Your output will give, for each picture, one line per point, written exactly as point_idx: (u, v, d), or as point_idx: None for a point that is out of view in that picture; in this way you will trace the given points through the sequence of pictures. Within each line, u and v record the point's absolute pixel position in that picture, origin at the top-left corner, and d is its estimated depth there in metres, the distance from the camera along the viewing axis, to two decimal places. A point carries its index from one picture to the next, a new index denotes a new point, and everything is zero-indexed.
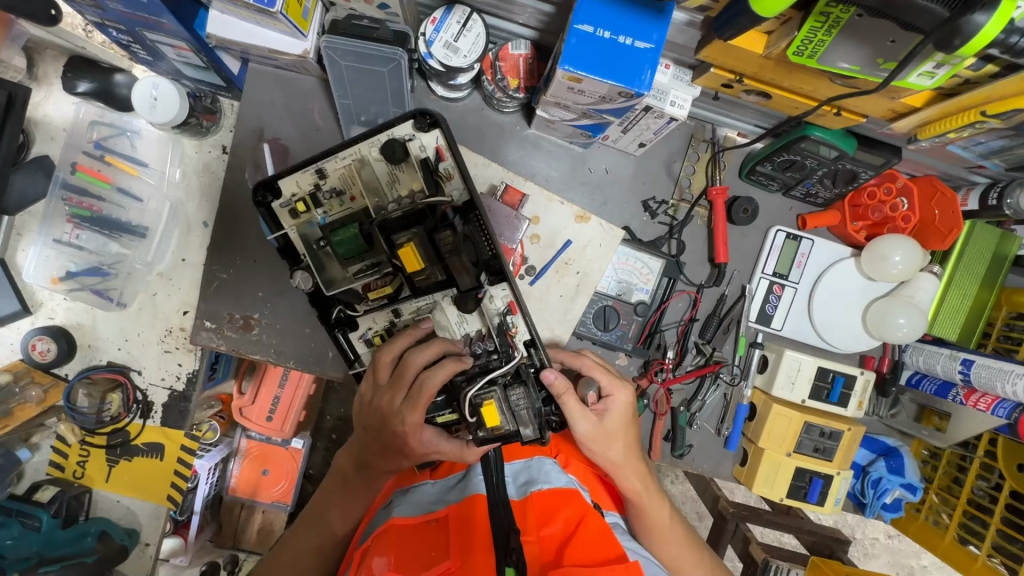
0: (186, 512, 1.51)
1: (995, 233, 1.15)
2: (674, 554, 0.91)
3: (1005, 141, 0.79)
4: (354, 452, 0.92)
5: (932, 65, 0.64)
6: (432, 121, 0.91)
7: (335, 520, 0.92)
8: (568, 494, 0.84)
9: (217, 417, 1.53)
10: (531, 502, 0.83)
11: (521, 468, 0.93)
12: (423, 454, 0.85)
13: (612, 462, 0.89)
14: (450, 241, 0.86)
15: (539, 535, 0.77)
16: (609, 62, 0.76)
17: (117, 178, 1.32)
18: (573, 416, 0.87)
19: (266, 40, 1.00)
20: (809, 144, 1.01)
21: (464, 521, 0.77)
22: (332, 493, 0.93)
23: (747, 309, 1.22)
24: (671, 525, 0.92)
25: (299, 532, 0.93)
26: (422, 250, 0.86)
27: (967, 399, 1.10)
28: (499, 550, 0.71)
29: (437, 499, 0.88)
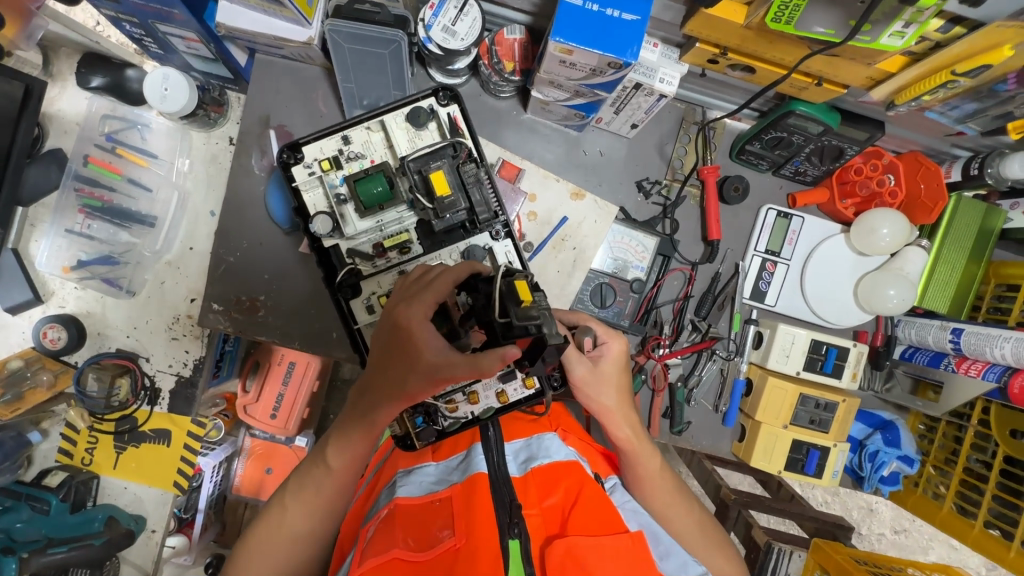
0: (191, 510, 1.60)
1: (980, 208, 1.16)
2: (664, 501, 0.92)
3: (980, 102, 0.83)
4: (363, 391, 0.86)
5: (901, 24, 0.69)
6: (452, 95, 0.92)
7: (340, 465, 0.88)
8: (565, 468, 0.87)
9: (220, 414, 1.60)
10: (531, 477, 0.85)
11: (521, 447, 0.94)
12: (430, 365, 0.76)
13: (605, 407, 0.91)
14: (474, 173, 0.89)
15: (540, 507, 0.80)
16: (597, 33, 0.80)
17: (127, 170, 1.37)
18: (570, 360, 0.89)
19: (273, 29, 1.05)
20: (795, 120, 1.05)
21: (467, 499, 0.79)
22: (336, 437, 0.89)
23: (741, 286, 1.25)
24: (661, 475, 0.94)
25: (300, 479, 0.90)
26: (450, 177, 0.87)
27: (959, 366, 1.12)
28: (501, 525, 0.75)
29: (438, 479, 0.88)
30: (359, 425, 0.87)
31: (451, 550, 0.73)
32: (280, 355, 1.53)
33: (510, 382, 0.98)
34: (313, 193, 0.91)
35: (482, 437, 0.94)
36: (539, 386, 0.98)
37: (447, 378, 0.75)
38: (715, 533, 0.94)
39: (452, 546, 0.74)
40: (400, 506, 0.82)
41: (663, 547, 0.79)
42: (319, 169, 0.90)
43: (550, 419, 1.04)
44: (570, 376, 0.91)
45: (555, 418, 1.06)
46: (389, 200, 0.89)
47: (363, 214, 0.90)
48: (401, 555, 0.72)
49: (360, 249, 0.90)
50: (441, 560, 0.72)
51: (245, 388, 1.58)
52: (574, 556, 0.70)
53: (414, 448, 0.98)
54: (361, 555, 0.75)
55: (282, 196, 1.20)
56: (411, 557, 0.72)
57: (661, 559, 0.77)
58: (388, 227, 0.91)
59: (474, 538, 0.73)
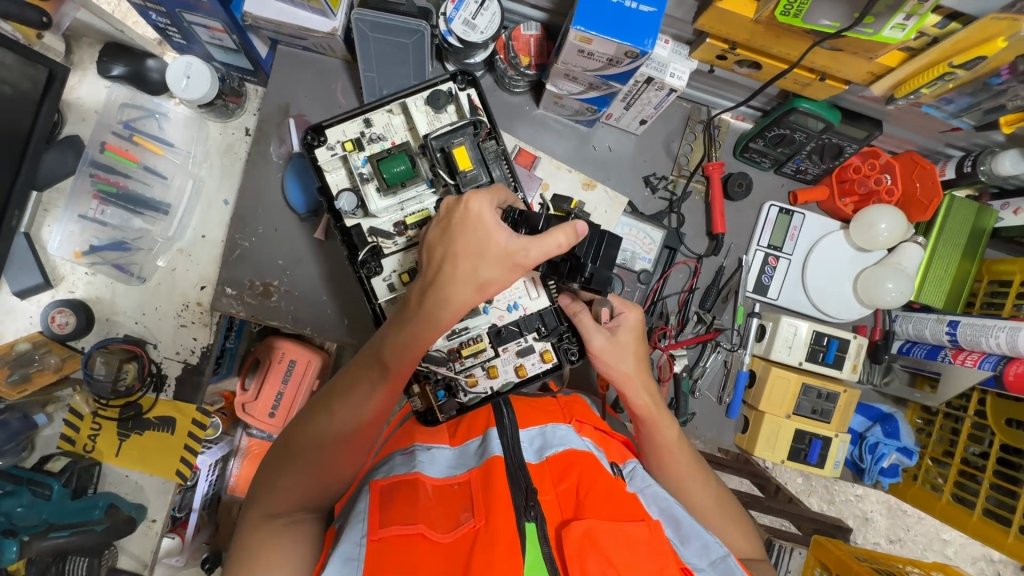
0: (185, 510, 1.57)
1: (973, 208, 1.21)
2: (682, 473, 0.95)
3: (974, 96, 0.88)
4: (420, 296, 0.79)
5: (902, 16, 0.74)
6: (471, 79, 0.94)
7: (375, 378, 0.81)
8: (581, 455, 0.87)
9: (218, 413, 1.58)
10: (548, 463, 0.87)
11: (534, 436, 0.93)
12: (503, 250, 0.76)
13: (625, 374, 0.97)
14: (494, 149, 0.92)
15: (555, 492, 0.82)
16: (616, 23, 0.85)
17: (143, 158, 1.39)
18: (587, 331, 0.97)
19: (298, 19, 1.09)
20: (798, 117, 1.10)
21: (485, 482, 0.80)
22: (371, 348, 0.82)
23: (744, 280, 1.28)
24: (679, 446, 0.97)
25: (334, 392, 0.84)
26: (472, 153, 0.90)
27: (955, 358, 1.16)
28: (518, 507, 0.76)
29: (454, 463, 0.89)
30: (400, 335, 0.79)
31: (471, 532, 0.75)
32: (280, 354, 1.55)
33: (528, 356, 1.00)
34: (338, 175, 0.95)
35: (496, 421, 0.94)
36: (557, 360, 1.00)
37: (524, 263, 0.77)
38: (730, 508, 0.97)
39: (473, 528, 0.76)
40: (421, 481, 0.83)
41: (683, 531, 0.82)
42: (343, 150, 0.93)
43: (564, 409, 1.01)
44: (589, 346, 0.97)
45: (569, 407, 1.03)
46: (411, 178, 0.91)
47: (385, 194, 0.92)
48: (425, 533, 0.75)
49: (383, 227, 0.93)
50: (461, 542, 0.74)
51: (244, 387, 1.59)
52: (594, 538, 0.71)
53: (437, 422, 0.98)
54: (381, 519, 0.77)
55: (299, 183, 1.22)
56: (436, 537, 0.75)
57: (682, 544, 0.80)
58: (409, 207, 0.94)
59: (493, 520, 0.74)
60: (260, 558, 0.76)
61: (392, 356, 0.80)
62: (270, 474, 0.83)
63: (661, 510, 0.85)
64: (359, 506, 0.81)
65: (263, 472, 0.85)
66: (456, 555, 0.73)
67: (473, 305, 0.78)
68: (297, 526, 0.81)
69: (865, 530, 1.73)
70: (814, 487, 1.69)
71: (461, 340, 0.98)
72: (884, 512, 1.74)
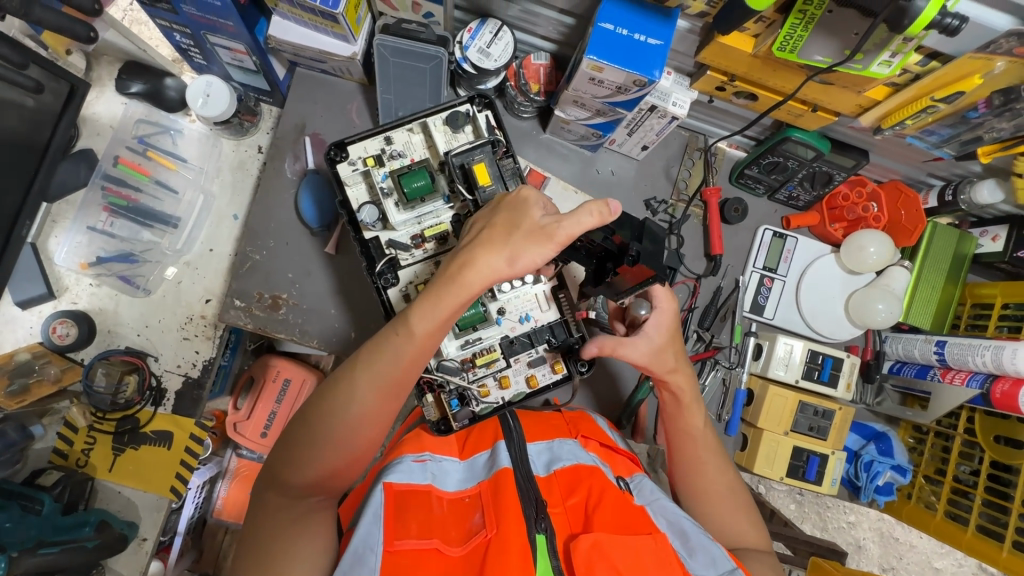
0: (170, 533, 1.51)
1: (954, 235, 1.28)
2: (701, 457, 0.98)
3: (953, 129, 0.96)
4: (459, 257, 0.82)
5: (889, 54, 0.80)
6: (487, 102, 1.00)
7: (391, 369, 0.82)
8: (590, 470, 0.86)
9: (211, 432, 1.57)
10: (556, 476, 0.86)
11: (543, 449, 0.92)
12: (539, 224, 0.79)
13: (671, 366, 0.96)
14: (511, 166, 0.97)
15: (564, 506, 0.82)
16: (627, 54, 0.91)
17: (155, 172, 1.41)
18: (627, 343, 0.94)
19: (320, 43, 1.14)
20: (790, 145, 1.17)
21: (495, 494, 0.80)
22: (381, 336, 0.84)
23: (741, 299, 1.33)
24: (704, 431, 0.99)
25: (343, 380, 0.83)
26: (491, 169, 0.94)
27: (944, 376, 1.21)
28: (528, 519, 0.76)
29: (464, 476, 0.89)
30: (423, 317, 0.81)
31: (483, 542, 0.75)
32: (275, 372, 1.57)
33: (539, 366, 1.04)
34: (357, 189, 0.99)
35: (504, 433, 0.94)
36: (567, 371, 1.04)
37: (558, 235, 0.78)
38: (743, 495, 0.98)
39: (485, 538, 0.75)
40: (434, 493, 0.83)
41: (690, 544, 0.80)
42: (364, 166, 0.97)
43: (569, 424, 1.01)
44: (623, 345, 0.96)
45: (575, 422, 1.02)
46: (430, 193, 0.95)
47: (404, 208, 0.96)
48: (439, 547, 0.75)
49: (401, 239, 0.98)
50: (474, 553, 0.74)
51: (238, 405, 1.59)
52: (602, 549, 0.72)
53: (449, 430, 1.01)
54: (397, 528, 0.76)
55: (314, 199, 1.25)
56: (448, 550, 0.75)
57: (689, 557, 0.78)
58: (426, 220, 0.98)
59: (504, 530, 0.74)
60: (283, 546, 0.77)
61: (412, 345, 0.82)
62: (281, 466, 0.82)
63: (668, 523, 0.84)
64: (373, 503, 0.78)
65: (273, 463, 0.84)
66: (469, 566, 0.72)
67: (500, 277, 0.80)
68: (317, 513, 0.82)
69: (858, 557, 1.73)
70: (807, 513, 1.70)
71: (474, 349, 1.01)
72: (877, 539, 1.75)
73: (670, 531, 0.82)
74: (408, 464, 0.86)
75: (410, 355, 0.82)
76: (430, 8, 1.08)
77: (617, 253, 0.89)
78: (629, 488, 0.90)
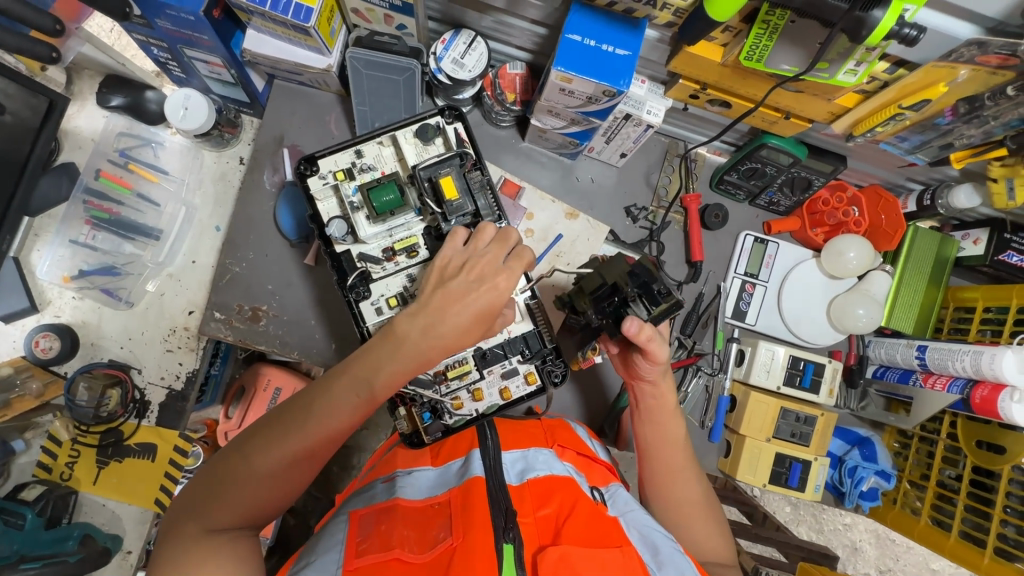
0: None
1: (935, 238, 1.27)
2: (680, 467, 0.97)
3: (924, 135, 0.95)
4: (433, 290, 0.83)
5: (854, 63, 0.79)
6: (458, 114, 1.00)
7: (346, 406, 0.80)
8: (562, 480, 0.83)
9: (201, 440, 1.51)
10: (529, 486, 0.83)
11: (517, 458, 0.89)
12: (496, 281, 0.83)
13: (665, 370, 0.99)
14: (480, 179, 0.97)
15: (535, 516, 0.78)
16: (595, 65, 0.91)
17: (137, 184, 1.41)
18: (657, 350, 0.94)
19: (295, 56, 1.14)
20: (768, 151, 1.16)
21: (464, 504, 0.77)
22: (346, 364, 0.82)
23: (723, 305, 1.33)
24: (684, 443, 1.00)
25: (295, 411, 0.80)
26: (459, 182, 0.94)
27: (926, 381, 1.20)
28: (496, 527, 0.73)
29: (434, 483, 0.87)
30: (389, 360, 0.80)
31: (448, 550, 0.71)
32: (264, 381, 1.57)
33: (513, 378, 1.04)
34: (330, 202, 0.99)
35: (479, 442, 0.92)
36: (541, 382, 1.04)
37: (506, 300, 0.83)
38: (714, 511, 0.98)
39: (449, 545, 0.72)
40: (401, 504, 0.80)
41: (660, 557, 0.77)
42: (334, 180, 0.97)
43: (547, 433, 0.99)
44: (653, 356, 0.95)
45: (552, 432, 1.00)
46: (400, 207, 0.95)
47: (374, 221, 0.96)
48: (400, 555, 0.71)
49: (373, 252, 0.98)
50: (437, 560, 0.70)
51: (228, 413, 1.58)
52: (569, 562, 0.68)
53: (422, 444, 1.00)
54: (359, 545, 0.73)
55: (291, 211, 1.26)
56: (410, 557, 0.71)
57: (658, 569, 0.75)
58: (397, 233, 0.99)
59: (471, 538, 0.71)
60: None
61: (370, 388, 0.80)
62: (210, 488, 0.76)
63: (640, 535, 0.81)
64: (337, 531, 0.77)
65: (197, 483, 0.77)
66: None
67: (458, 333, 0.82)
68: (238, 543, 0.75)
69: (853, 559, 1.72)
70: (801, 516, 1.69)
71: (446, 362, 1.01)
72: (872, 541, 1.74)
73: (641, 544, 0.80)
74: (376, 487, 0.87)
75: (364, 396, 0.80)
76: (402, 20, 1.08)
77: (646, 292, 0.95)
78: (603, 499, 0.87)
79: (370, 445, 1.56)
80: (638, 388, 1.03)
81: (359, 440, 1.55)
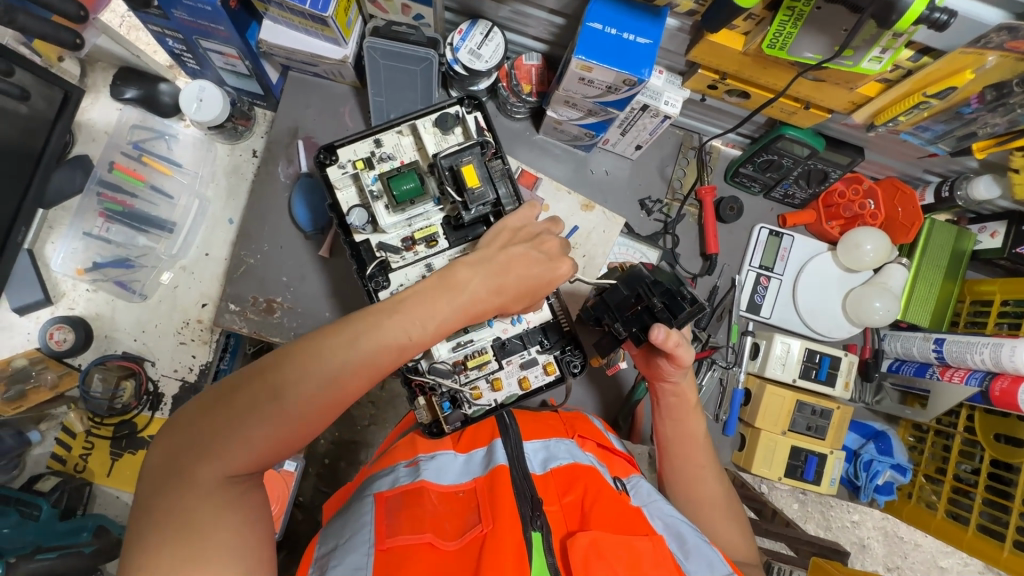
0: None
1: (952, 231, 1.26)
2: (700, 462, 0.97)
3: (946, 125, 0.95)
4: (500, 249, 0.88)
5: (879, 50, 0.79)
6: (477, 103, 1.00)
7: (386, 351, 0.75)
8: (586, 469, 0.83)
9: None
10: (553, 475, 0.83)
11: (539, 447, 0.89)
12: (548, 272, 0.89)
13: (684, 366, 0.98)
14: (500, 168, 0.97)
15: (560, 504, 0.78)
16: (616, 54, 0.91)
17: (151, 177, 1.40)
18: (682, 353, 0.93)
19: (311, 47, 1.14)
20: (784, 143, 1.16)
21: (490, 491, 0.77)
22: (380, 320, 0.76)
23: (738, 298, 1.32)
24: (703, 439, 1.00)
25: (322, 350, 0.72)
26: (479, 171, 0.94)
27: (943, 374, 1.20)
28: (524, 516, 0.73)
29: (459, 470, 0.86)
30: (444, 308, 0.80)
31: (478, 537, 0.72)
32: None
33: (531, 368, 1.04)
34: (349, 192, 0.99)
35: (501, 431, 0.92)
36: (560, 372, 1.04)
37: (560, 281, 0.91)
38: (734, 504, 0.98)
39: (480, 532, 0.72)
40: (425, 489, 0.80)
41: (687, 546, 0.77)
42: (353, 169, 0.97)
43: (566, 424, 0.98)
44: (679, 360, 0.95)
45: (571, 422, 1.00)
46: (420, 196, 0.95)
47: (394, 210, 0.96)
48: (432, 542, 0.71)
49: (391, 241, 0.98)
50: (468, 548, 0.71)
51: None
52: (600, 549, 0.68)
53: (441, 433, 0.99)
54: (389, 529, 0.73)
55: (306, 203, 1.26)
56: (442, 545, 0.72)
57: (686, 559, 0.75)
58: (416, 223, 0.99)
59: (500, 525, 0.71)
60: (206, 533, 0.62)
61: (417, 333, 0.77)
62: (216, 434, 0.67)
63: (665, 524, 0.81)
64: (361, 515, 0.76)
65: (200, 426, 0.67)
66: (462, 561, 0.69)
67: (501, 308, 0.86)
68: (245, 499, 0.67)
69: (863, 556, 1.71)
70: (810, 512, 1.68)
71: (465, 352, 1.01)
72: (881, 538, 1.73)
73: (666, 533, 0.79)
74: (399, 472, 0.86)
75: (412, 340, 0.76)
76: (420, 10, 1.08)
77: (674, 299, 0.94)
78: (626, 489, 0.87)
79: (380, 439, 1.56)
80: (658, 387, 1.02)
81: (369, 434, 1.55)
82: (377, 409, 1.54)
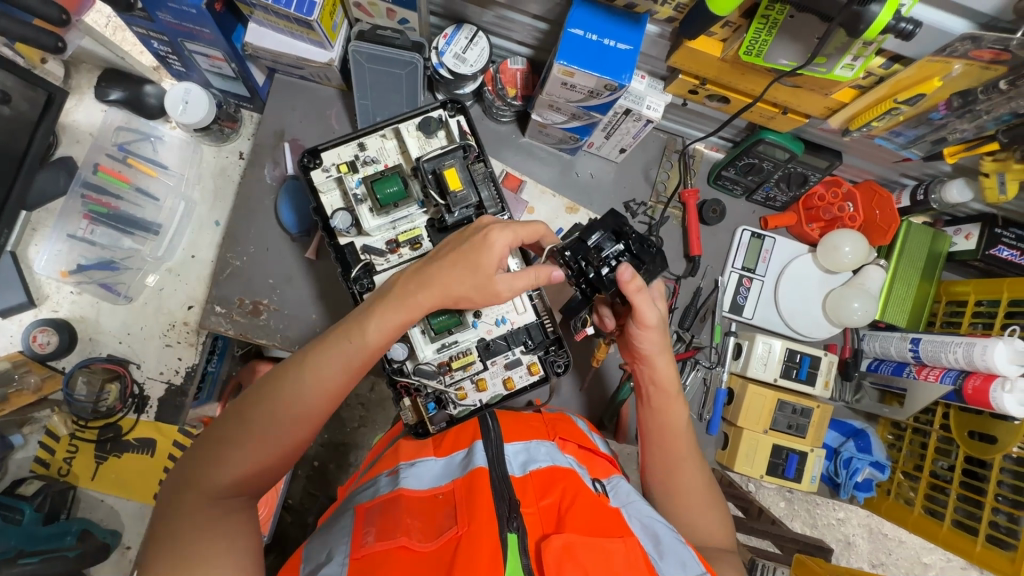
0: None
1: (928, 233, 1.29)
2: (681, 454, 0.98)
3: (918, 130, 0.98)
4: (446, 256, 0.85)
5: (851, 57, 0.81)
6: (460, 107, 1.00)
7: (342, 361, 0.80)
8: (565, 471, 0.84)
9: None
10: (532, 477, 0.84)
11: (519, 450, 0.89)
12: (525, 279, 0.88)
13: (651, 350, 0.98)
14: (484, 171, 0.98)
15: (537, 506, 0.79)
16: (597, 59, 0.93)
17: (136, 179, 1.38)
18: (645, 309, 0.94)
19: (297, 50, 1.14)
20: (764, 147, 1.18)
21: (468, 493, 0.78)
22: (336, 334, 0.81)
23: (721, 299, 1.35)
24: (684, 429, 1.00)
25: (293, 372, 0.79)
26: (463, 174, 0.95)
27: (919, 373, 1.23)
28: (501, 516, 0.74)
29: (440, 473, 0.87)
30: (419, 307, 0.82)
31: (453, 539, 0.73)
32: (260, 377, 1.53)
33: (515, 369, 1.05)
34: (334, 196, 1.00)
35: (482, 433, 0.92)
36: (544, 372, 1.06)
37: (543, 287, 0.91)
38: (716, 499, 0.99)
39: (456, 534, 0.73)
40: (404, 495, 0.81)
41: (661, 547, 0.78)
42: (338, 172, 0.98)
43: (548, 426, 0.99)
44: (641, 318, 0.95)
45: (553, 424, 1.00)
46: (404, 200, 0.97)
47: (378, 213, 0.97)
48: (407, 544, 0.72)
49: (376, 243, 0.99)
50: (443, 549, 0.72)
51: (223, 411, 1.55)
52: (571, 553, 0.69)
53: (427, 434, 1.01)
54: (366, 536, 0.74)
55: (292, 205, 1.26)
56: (416, 546, 0.73)
57: (660, 560, 0.76)
58: (401, 225, 1.00)
59: (476, 528, 0.72)
60: (199, 550, 0.67)
61: (362, 342, 0.81)
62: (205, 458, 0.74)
63: (642, 525, 0.82)
64: (343, 526, 0.78)
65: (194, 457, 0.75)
66: (436, 564, 0.70)
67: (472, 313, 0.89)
68: (234, 515, 0.72)
69: (847, 553, 1.74)
70: (796, 511, 1.71)
71: (451, 353, 1.03)
72: (865, 535, 1.76)
73: (643, 534, 0.81)
74: (380, 481, 0.86)
75: (357, 351, 0.80)
76: (405, 15, 1.09)
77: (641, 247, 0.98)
78: (605, 490, 0.88)
79: (368, 441, 1.56)
80: (637, 369, 1.03)
81: (357, 437, 1.56)
82: (365, 412, 1.55)
